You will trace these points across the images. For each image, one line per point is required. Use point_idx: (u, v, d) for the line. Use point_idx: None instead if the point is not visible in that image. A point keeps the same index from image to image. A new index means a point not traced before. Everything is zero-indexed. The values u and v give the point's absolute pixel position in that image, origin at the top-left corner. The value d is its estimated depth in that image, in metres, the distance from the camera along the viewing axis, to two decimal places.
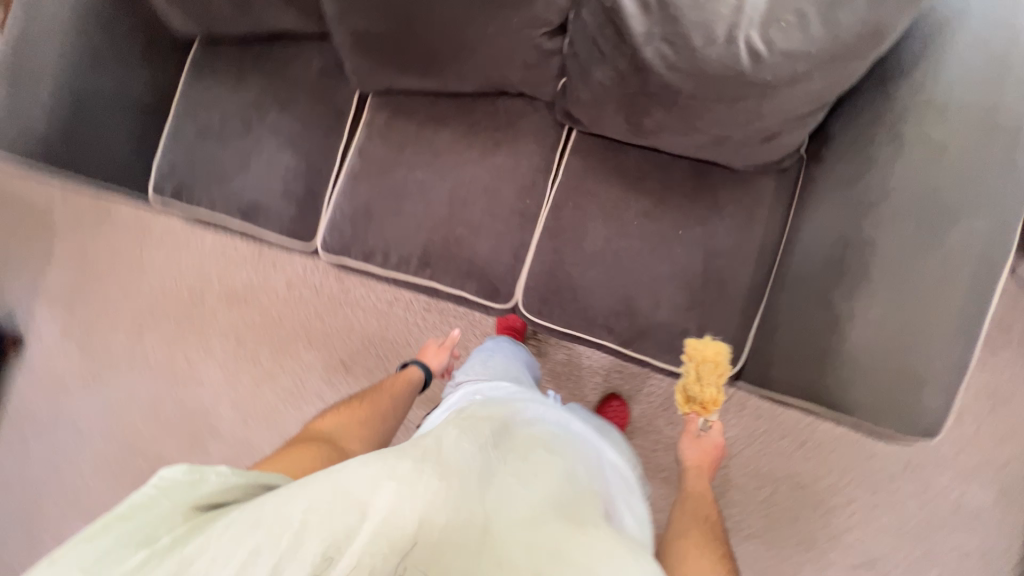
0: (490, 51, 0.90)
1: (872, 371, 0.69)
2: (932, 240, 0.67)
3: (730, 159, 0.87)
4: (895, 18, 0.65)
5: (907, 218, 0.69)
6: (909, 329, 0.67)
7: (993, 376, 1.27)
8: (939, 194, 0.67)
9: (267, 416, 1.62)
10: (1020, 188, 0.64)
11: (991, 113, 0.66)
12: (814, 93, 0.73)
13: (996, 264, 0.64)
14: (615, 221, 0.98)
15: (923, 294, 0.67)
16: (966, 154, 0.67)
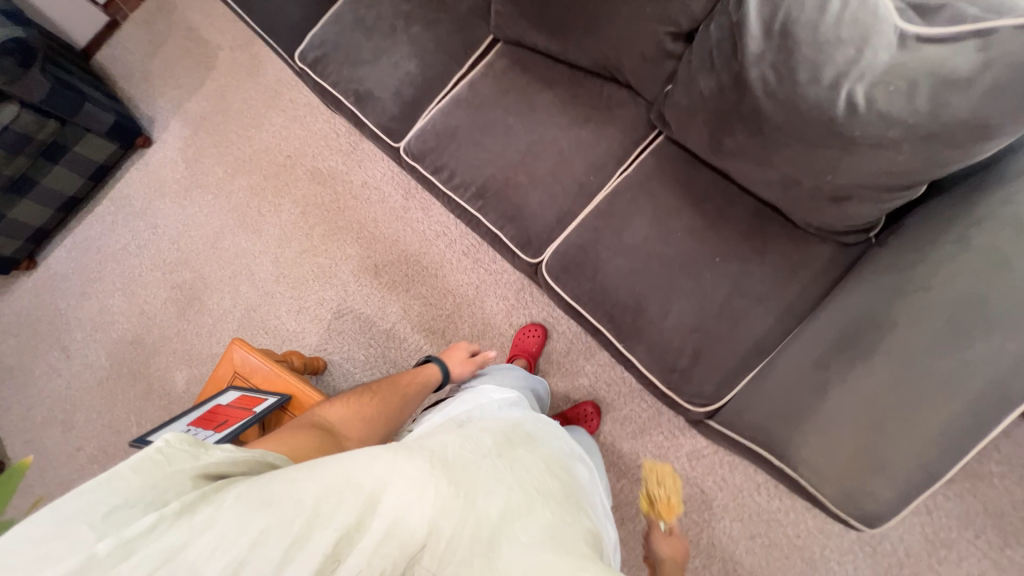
0: (616, 33, 0.98)
1: (835, 438, 0.69)
2: (957, 343, 0.64)
3: (794, 208, 0.87)
4: (1009, 120, 0.64)
5: (940, 314, 0.67)
6: (891, 415, 0.65)
7: (986, 567, 1.16)
8: (984, 302, 0.65)
9: (296, 283, 1.80)
10: None
11: None
12: (898, 167, 0.73)
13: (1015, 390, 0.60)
14: (661, 225, 1.01)
15: (922, 389, 0.65)
16: None
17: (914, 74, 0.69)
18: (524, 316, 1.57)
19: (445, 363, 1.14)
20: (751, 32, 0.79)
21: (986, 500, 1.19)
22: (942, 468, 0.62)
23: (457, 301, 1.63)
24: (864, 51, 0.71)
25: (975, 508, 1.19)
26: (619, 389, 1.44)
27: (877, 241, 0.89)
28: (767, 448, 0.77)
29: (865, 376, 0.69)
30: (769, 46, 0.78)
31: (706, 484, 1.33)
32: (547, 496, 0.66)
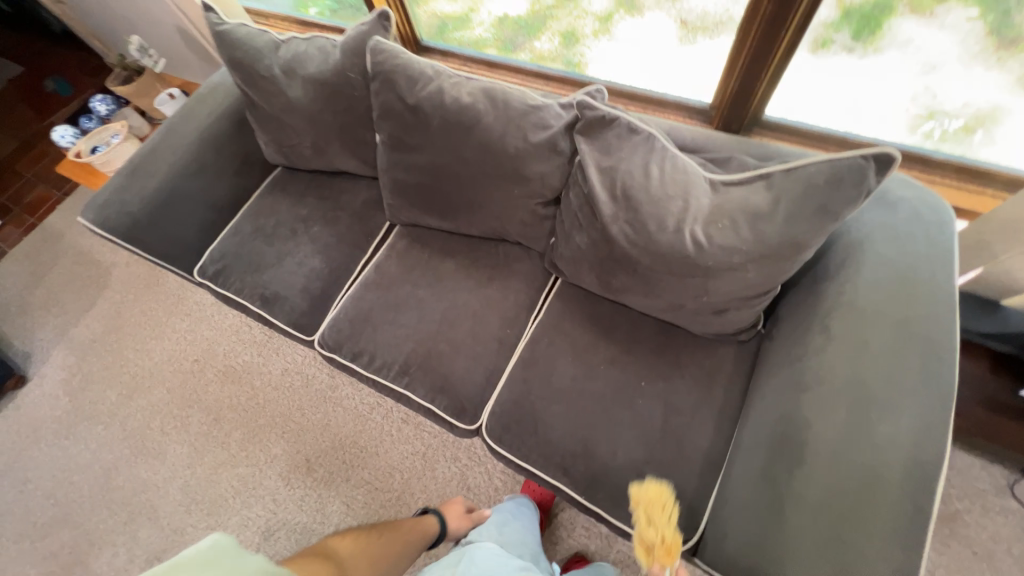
0: (496, 209, 1.12)
1: (809, 561, 0.66)
2: (862, 429, 0.70)
3: (688, 323, 0.97)
4: (811, 236, 0.81)
5: (839, 405, 0.74)
6: (846, 520, 0.66)
7: None
8: (866, 386, 0.73)
9: (213, 507, 1.54)
10: (936, 393, 0.69)
11: (903, 323, 0.75)
12: (751, 281, 0.86)
13: (927, 465, 0.65)
14: (584, 362, 1.05)
15: (859, 484, 0.67)
16: (886, 353, 0.74)
17: (732, 213, 0.85)
18: (480, 474, 1.46)
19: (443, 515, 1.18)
20: (601, 199, 0.95)
21: (971, 543, 1.19)
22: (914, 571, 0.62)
23: (405, 477, 1.49)
24: (690, 201, 0.88)
25: (970, 555, 1.18)
26: (599, 531, 1.33)
27: (765, 333, 1.00)
28: None
29: (809, 483, 0.71)
30: (619, 207, 0.93)
31: None
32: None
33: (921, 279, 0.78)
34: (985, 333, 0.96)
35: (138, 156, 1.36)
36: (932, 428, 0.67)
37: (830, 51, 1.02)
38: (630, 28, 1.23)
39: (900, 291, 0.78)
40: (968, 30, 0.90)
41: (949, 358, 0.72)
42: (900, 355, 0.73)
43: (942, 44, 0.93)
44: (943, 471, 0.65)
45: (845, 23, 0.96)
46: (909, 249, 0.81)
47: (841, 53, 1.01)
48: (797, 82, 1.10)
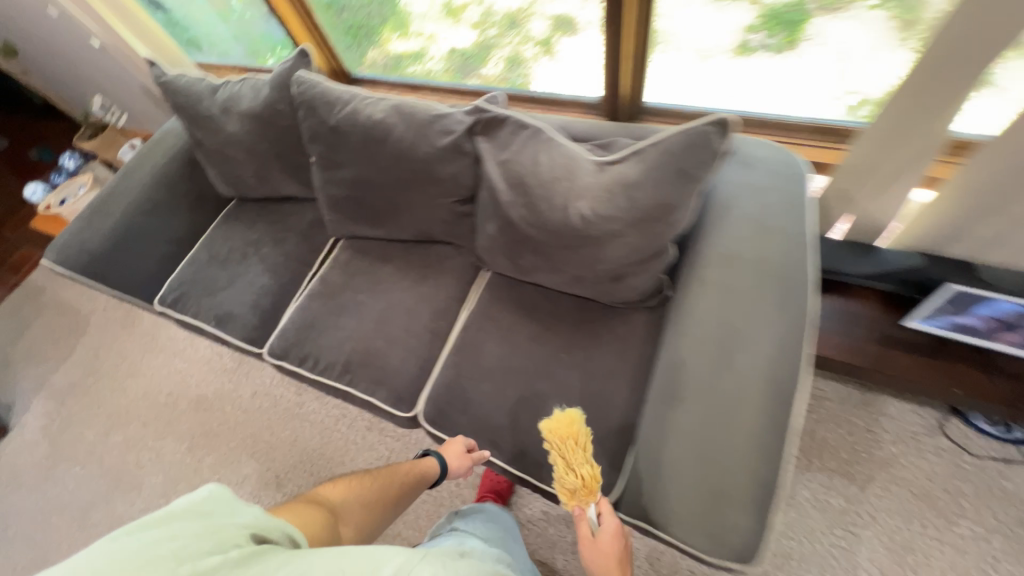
0: (419, 211, 1.22)
1: (684, 484, 0.74)
2: (726, 360, 0.77)
3: (594, 294, 1.05)
4: (677, 197, 0.90)
5: (709, 342, 0.81)
6: (713, 443, 0.73)
7: (951, 553, 1.14)
8: (731, 324, 0.81)
9: None
10: (787, 322, 0.77)
11: (761, 266, 0.84)
12: (635, 246, 0.95)
13: (781, 385, 0.72)
14: (509, 342, 1.12)
15: (724, 410, 0.74)
16: (747, 293, 0.82)
17: (608, 186, 0.94)
18: None
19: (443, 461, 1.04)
20: (502, 189, 1.05)
21: (909, 484, 1.22)
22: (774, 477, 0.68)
23: None
24: (574, 180, 0.98)
25: (909, 496, 1.21)
26: (557, 513, 1.36)
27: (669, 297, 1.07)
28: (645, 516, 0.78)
29: (685, 415, 0.77)
30: (516, 194, 1.03)
31: None
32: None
33: (775, 227, 0.87)
34: (865, 274, 1.05)
35: (98, 200, 1.47)
36: (786, 352, 0.75)
37: (754, 53, 1.14)
38: (570, 45, 1.33)
39: (757, 238, 0.87)
40: (877, 22, 0.94)
41: (802, 289, 0.79)
42: (758, 292, 0.81)
43: (854, 37, 0.99)
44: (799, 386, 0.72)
45: (757, 25, 1.08)
46: (766, 201, 0.90)
47: (762, 53, 1.12)
48: (725, 78, 1.23)
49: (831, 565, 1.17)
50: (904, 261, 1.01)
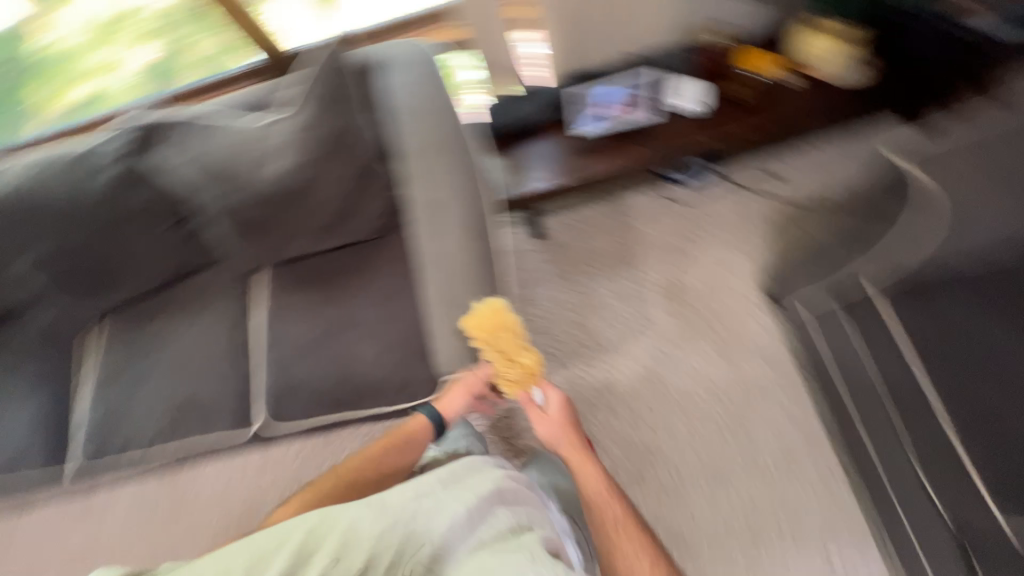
0: (147, 250, 1.19)
1: (451, 325, 0.97)
2: (438, 225, 0.99)
3: (342, 236, 1.16)
4: (342, 124, 1.04)
5: (424, 219, 1.00)
6: (453, 285, 0.96)
7: (699, 272, 1.56)
8: (432, 198, 1.02)
9: None
10: (461, 178, 1.02)
11: (432, 146, 1.05)
12: (339, 179, 1.07)
13: (476, 222, 0.99)
14: (303, 314, 1.18)
15: (450, 258, 0.97)
16: (432, 170, 1.03)
17: (285, 141, 1.04)
18: None
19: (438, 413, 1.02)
20: (201, 188, 1.08)
21: (660, 244, 1.61)
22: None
23: None
24: (257, 149, 1.05)
25: (663, 252, 1.60)
26: None
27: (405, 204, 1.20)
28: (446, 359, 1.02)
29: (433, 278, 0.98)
30: (215, 186, 1.07)
31: None
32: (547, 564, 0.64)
33: (432, 113, 1.08)
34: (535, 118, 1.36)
35: None
36: (469, 198, 1.01)
37: None
38: None
39: (420, 127, 1.07)
40: None
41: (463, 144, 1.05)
42: (436, 159, 1.02)
43: None
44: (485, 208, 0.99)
45: None
46: (416, 95, 1.09)
47: None
48: None
49: (639, 327, 1.53)
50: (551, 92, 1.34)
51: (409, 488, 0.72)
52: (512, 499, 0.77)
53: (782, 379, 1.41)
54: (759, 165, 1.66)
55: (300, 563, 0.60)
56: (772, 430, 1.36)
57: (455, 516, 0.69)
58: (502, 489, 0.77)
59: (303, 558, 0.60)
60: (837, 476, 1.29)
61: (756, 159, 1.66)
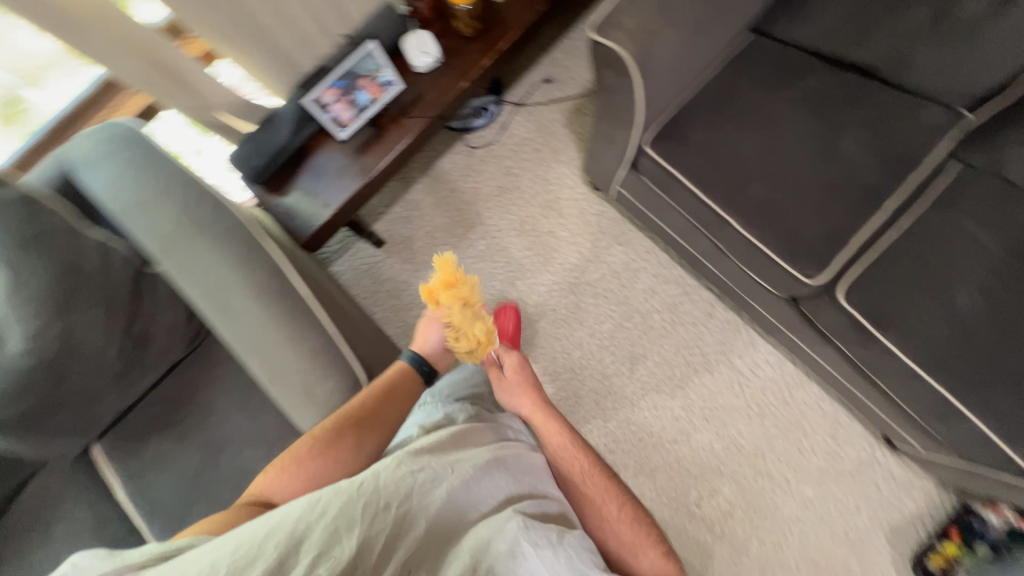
0: None
1: (295, 403, 0.81)
2: (223, 307, 0.83)
3: (152, 367, 0.99)
4: (54, 255, 0.84)
5: (204, 309, 0.83)
6: (273, 362, 0.81)
7: (535, 195, 1.60)
8: (200, 283, 0.84)
9: None
10: (228, 245, 0.86)
11: (174, 227, 0.86)
12: (101, 314, 0.89)
13: (269, 281, 0.85)
14: (171, 463, 1.04)
15: (256, 336, 0.82)
16: (187, 254, 0.85)
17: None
18: None
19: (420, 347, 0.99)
20: None
21: (491, 190, 1.62)
22: (318, 339, 0.83)
23: None
24: None
25: (498, 195, 1.61)
26: None
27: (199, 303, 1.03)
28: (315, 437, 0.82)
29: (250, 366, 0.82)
30: None
31: None
32: (539, 538, 0.66)
33: (150, 193, 0.88)
34: (292, 136, 1.17)
35: None
36: (246, 261, 0.86)
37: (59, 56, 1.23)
38: None
39: (147, 214, 0.87)
40: None
41: (226, 216, 0.90)
42: (196, 246, 0.86)
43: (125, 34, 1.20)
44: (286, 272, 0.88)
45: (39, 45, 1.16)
46: (123, 180, 0.88)
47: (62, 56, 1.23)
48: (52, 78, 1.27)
49: (514, 274, 1.57)
50: (293, 106, 1.16)
51: (405, 461, 0.67)
52: (506, 463, 0.76)
53: (641, 248, 1.54)
54: (540, 71, 1.66)
55: (294, 549, 0.55)
56: (655, 294, 1.51)
57: (448, 493, 0.67)
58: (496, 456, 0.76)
59: (294, 552, 0.55)
60: (712, 305, 1.49)
61: (535, 67, 1.67)
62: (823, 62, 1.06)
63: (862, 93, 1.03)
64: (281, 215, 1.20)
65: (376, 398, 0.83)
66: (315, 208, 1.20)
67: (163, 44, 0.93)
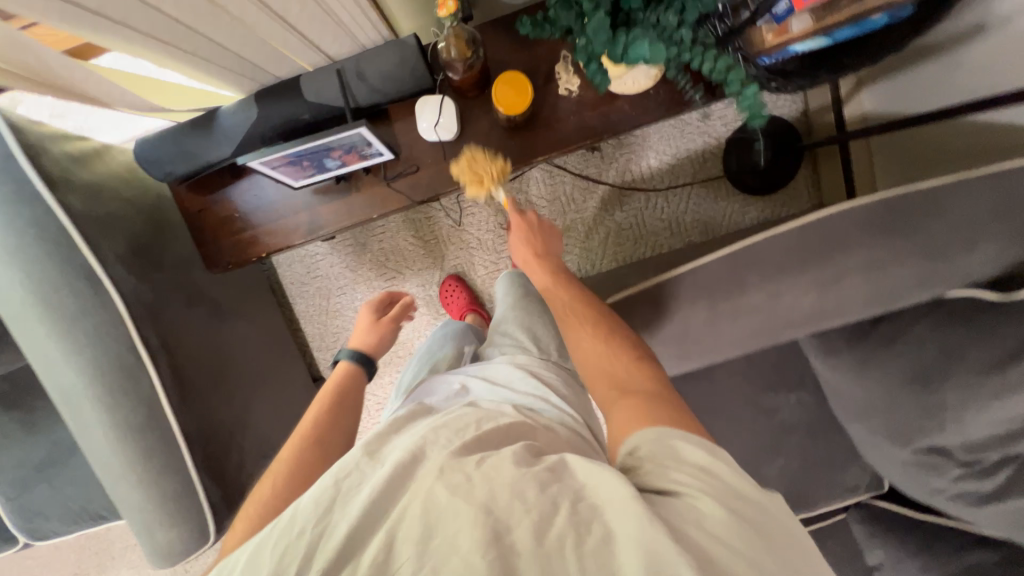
0: None
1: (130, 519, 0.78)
2: (74, 405, 0.73)
3: None
4: None
5: (56, 395, 0.73)
6: (119, 479, 0.76)
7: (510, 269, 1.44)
8: (53, 368, 0.72)
9: None
10: (97, 339, 0.72)
11: (33, 291, 0.69)
12: None
13: (137, 396, 0.75)
14: (20, 440, 1.01)
15: (107, 450, 0.75)
16: (40, 331, 0.70)
17: None
18: None
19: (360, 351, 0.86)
20: None
21: (470, 240, 1.43)
22: (171, 479, 0.78)
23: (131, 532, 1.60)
24: None
25: (473, 247, 1.43)
26: None
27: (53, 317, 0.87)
28: (143, 545, 0.79)
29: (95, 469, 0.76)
30: None
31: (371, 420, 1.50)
32: (471, 471, 0.53)
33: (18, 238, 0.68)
34: (234, 156, 0.89)
35: None
36: (116, 364, 0.73)
37: None
38: None
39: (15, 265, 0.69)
40: None
41: (95, 302, 0.72)
42: (48, 340, 0.70)
43: None
44: (159, 399, 0.76)
45: None
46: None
47: None
48: None
49: None
50: (244, 123, 0.86)
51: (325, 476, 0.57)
52: (474, 423, 0.66)
53: None
54: None
55: None
56: None
57: (388, 474, 0.54)
58: (461, 421, 0.66)
59: None
60: None
61: None
62: (816, 385, 1.00)
63: (822, 428, 1.01)
64: (195, 226, 0.98)
65: (325, 409, 0.75)
66: (239, 237, 0.99)
67: (44, 53, 0.61)
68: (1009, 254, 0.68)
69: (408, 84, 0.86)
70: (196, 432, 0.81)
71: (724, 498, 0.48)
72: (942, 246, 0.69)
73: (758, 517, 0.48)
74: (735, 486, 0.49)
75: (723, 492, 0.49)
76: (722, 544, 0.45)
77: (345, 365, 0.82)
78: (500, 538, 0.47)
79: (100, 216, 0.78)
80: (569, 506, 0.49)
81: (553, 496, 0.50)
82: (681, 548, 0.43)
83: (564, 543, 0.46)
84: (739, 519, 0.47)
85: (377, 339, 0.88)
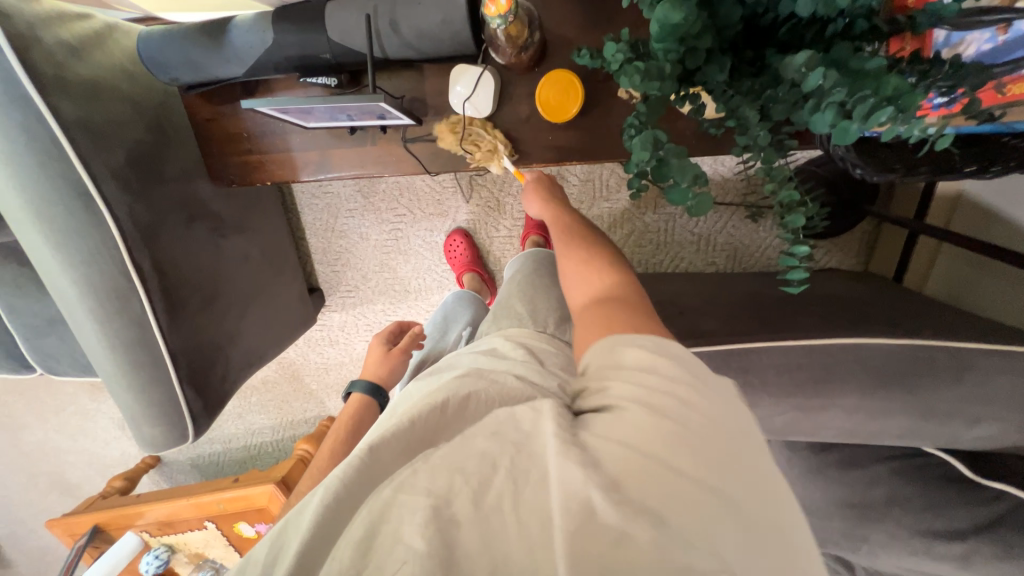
0: None
1: (119, 400, 0.88)
2: (73, 299, 0.78)
3: None
4: None
5: (55, 287, 0.77)
6: (111, 368, 0.84)
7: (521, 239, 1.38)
8: (56, 263, 0.75)
9: (45, 458, 1.96)
10: (101, 247, 0.76)
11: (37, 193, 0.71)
12: None
13: (133, 299, 0.80)
14: (30, 293, 1.08)
15: (101, 344, 0.81)
16: (41, 228, 0.73)
17: None
18: None
19: (369, 379, 0.97)
20: None
21: (488, 199, 1.36)
22: (162, 376, 0.86)
23: None
24: None
25: (490, 208, 1.37)
26: None
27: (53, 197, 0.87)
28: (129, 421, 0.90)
29: (90, 353, 0.83)
30: None
31: (358, 339, 1.58)
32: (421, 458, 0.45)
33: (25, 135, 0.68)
34: (246, 78, 0.80)
35: None
36: (115, 273, 0.78)
37: None
38: None
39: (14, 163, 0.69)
40: None
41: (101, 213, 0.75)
42: (52, 237, 0.73)
43: None
44: (148, 320, 0.82)
45: None
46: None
47: None
48: None
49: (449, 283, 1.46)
50: (259, 48, 0.75)
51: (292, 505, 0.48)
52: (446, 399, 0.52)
53: None
54: None
55: None
56: None
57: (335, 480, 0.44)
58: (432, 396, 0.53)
59: None
60: None
61: None
62: None
63: None
64: (201, 136, 0.91)
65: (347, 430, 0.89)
66: (248, 157, 0.91)
67: None
68: (1005, 437, 0.65)
69: (447, 48, 0.73)
70: (181, 349, 0.88)
71: (653, 401, 0.41)
72: (942, 410, 0.66)
73: (686, 415, 0.41)
74: (669, 391, 0.42)
75: (651, 400, 0.42)
76: (646, 462, 0.39)
77: (359, 395, 0.95)
78: (438, 512, 0.40)
79: (100, 123, 0.77)
80: (508, 464, 0.42)
81: (492, 456, 0.43)
82: (587, 470, 0.39)
83: (502, 503, 0.40)
84: (658, 418, 0.40)
85: (388, 369, 0.97)
